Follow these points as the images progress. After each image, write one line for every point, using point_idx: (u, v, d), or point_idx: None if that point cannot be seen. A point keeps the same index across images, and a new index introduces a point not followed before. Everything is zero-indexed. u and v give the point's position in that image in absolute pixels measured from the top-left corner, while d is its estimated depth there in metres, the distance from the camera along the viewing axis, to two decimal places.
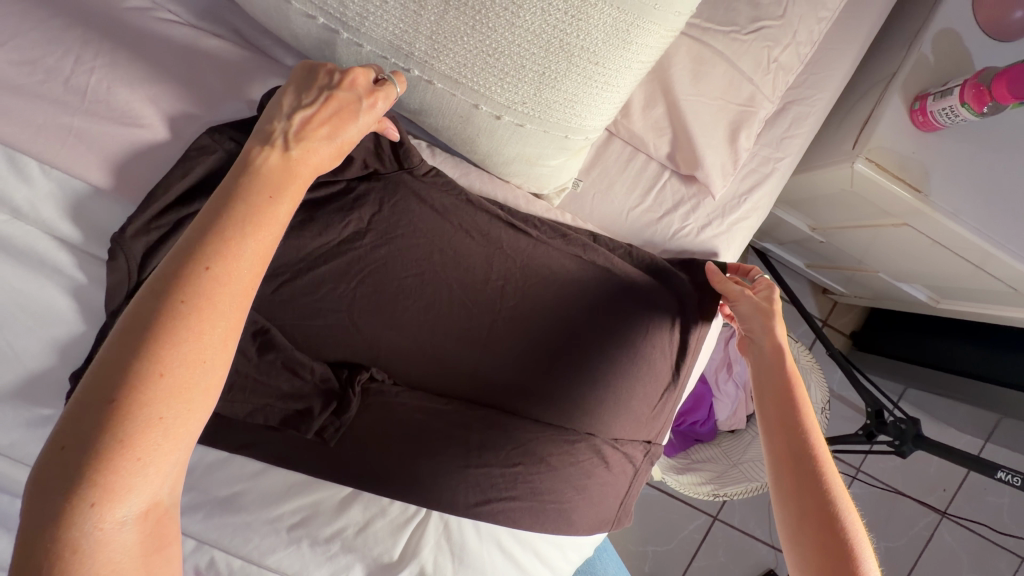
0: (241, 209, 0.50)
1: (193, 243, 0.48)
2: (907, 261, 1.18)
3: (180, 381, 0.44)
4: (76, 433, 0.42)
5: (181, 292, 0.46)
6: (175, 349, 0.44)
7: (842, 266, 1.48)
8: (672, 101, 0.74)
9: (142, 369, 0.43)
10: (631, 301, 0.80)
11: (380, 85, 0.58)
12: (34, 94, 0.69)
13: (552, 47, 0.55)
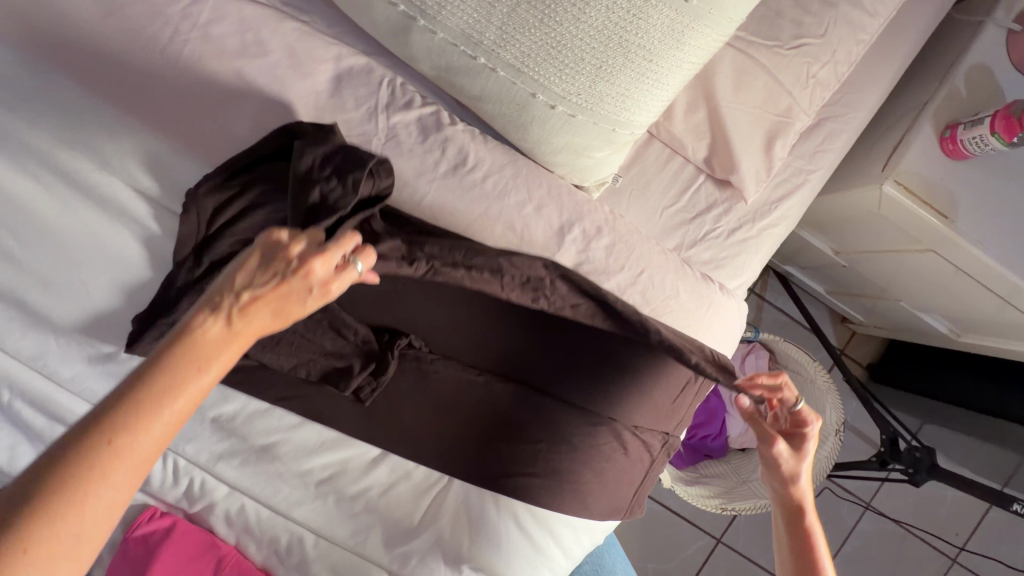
0: (162, 383, 0.48)
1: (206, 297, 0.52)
2: (930, 288, 1.20)
3: (50, 549, 0.42)
4: None
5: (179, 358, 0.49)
6: (46, 530, 0.42)
7: (863, 293, 1.50)
8: (713, 107, 0.79)
9: (8, 535, 0.41)
10: (655, 295, 0.82)
11: (338, 275, 0.55)
12: (132, 57, 0.76)
13: (611, 43, 0.61)
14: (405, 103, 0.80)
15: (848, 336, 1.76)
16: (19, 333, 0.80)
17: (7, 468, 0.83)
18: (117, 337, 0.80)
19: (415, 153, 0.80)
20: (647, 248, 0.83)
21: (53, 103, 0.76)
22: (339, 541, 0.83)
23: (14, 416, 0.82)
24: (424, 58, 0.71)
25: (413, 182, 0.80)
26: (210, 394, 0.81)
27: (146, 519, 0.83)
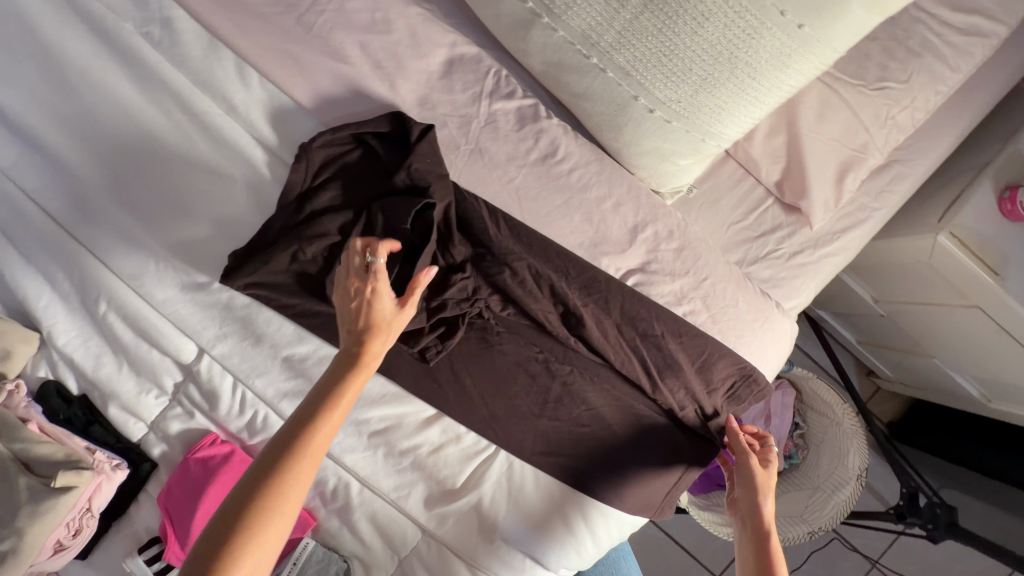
0: (326, 401, 0.63)
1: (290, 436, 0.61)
2: (968, 346, 1.21)
3: (280, 517, 0.58)
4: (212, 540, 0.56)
5: (278, 488, 0.59)
6: (277, 505, 0.58)
7: (896, 346, 1.52)
8: (794, 134, 0.85)
9: (250, 514, 0.57)
10: (717, 303, 0.87)
11: (376, 263, 0.66)
12: (274, 21, 0.84)
13: (720, 58, 0.66)
14: (507, 93, 0.87)
15: (873, 390, 1.76)
16: (122, 252, 0.85)
17: (85, 376, 0.87)
18: (213, 268, 0.85)
19: (510, 139, 0.86)
20: (712, 257, 0.88)
21: (196, 49, 0.83)
22: (382, 493, 0.87)
23: (104, 327, 0.87)
24: (537, 54, 0.78)
25: (504, 165, 0.86)
26: (287, 333, 0.86)
27: (207, 444, 0.86)
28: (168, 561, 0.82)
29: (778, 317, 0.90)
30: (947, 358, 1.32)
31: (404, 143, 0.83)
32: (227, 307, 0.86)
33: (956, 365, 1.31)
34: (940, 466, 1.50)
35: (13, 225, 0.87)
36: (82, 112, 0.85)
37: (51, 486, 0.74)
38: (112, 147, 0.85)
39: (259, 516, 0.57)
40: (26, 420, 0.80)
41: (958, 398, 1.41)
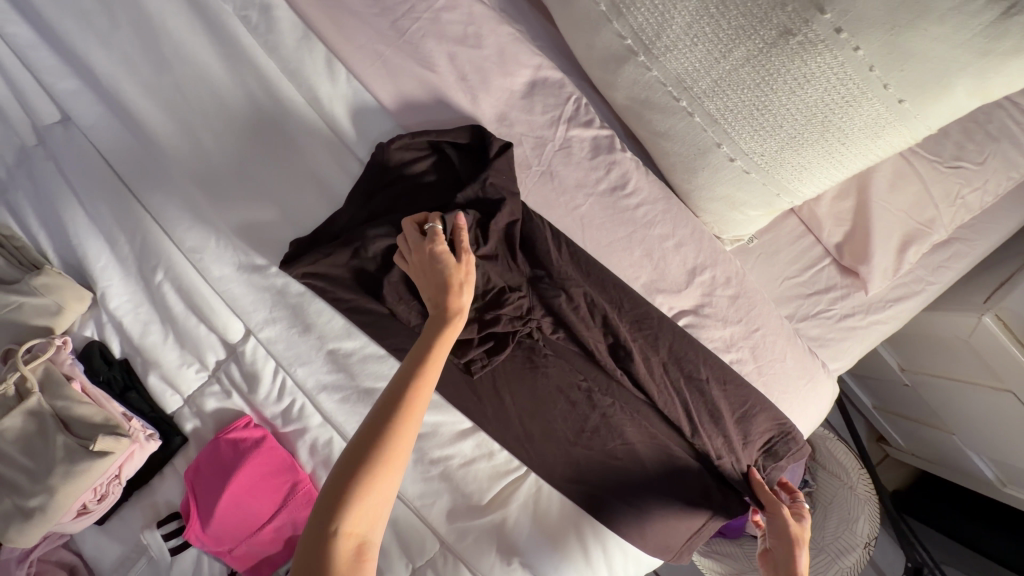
0: (424, 353, 0.63)
1: (394, 394, 0.60)
2: (994, 431, 1.18)
3: (393, 464, 0.57)
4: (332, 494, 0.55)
5: (390, 440, 0.57)
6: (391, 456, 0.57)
7: (914, 416, 1.48)
8: (864, 200, 0.86)
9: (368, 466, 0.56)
10: (764, 355, 0.87)
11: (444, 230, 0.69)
12: (369, 22, 0.86)
13: (814, 119, 0.67)
14: (585, 121, 0.88)
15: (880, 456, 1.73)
16: (186, 224, 0.86)
17: (129, 342, 0.88)
18: (273, 253, 0.86)
19: (582, 166, 0.87)
20: (765, 309, 0.88)
21: (290, 38, 0.85)
22: (407, 499, 0.87)
23: (156, 296, 0.88)
24: (624, 90, 0.79)
25: (572, 191, 0.87)
26: (337, 327, 0.86)
27: (240, 426, 0.86)
28: (186, 539, 0.81)
29: (823, 377, 0.90)
30: (967, 435, 1.28)
31: (481, 156, 0.83)
32: (280, 293, 0.86)
33: (976, 445, 1.27)
34: (941, 541, 1.46)
35: (82, 183, 0.88)
36: (169, 83, 0.86)
37: (88, 449, 0.74)
38: (193, 123, 0.86)
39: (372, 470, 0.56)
40: (70, 377, 0.79)
41: (970, 476, 1.37)
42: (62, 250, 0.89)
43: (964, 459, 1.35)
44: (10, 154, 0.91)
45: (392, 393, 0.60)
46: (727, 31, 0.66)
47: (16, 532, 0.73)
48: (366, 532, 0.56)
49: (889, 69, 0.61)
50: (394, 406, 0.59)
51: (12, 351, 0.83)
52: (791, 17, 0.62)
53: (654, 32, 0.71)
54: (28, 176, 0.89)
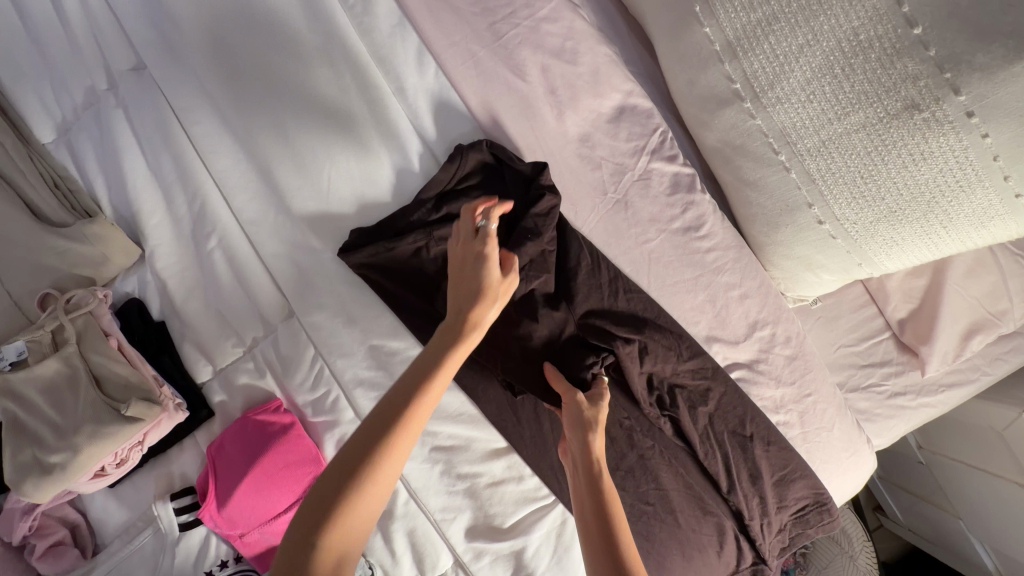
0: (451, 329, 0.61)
1: (404, 393, 0.55)
2: (1005, 529, 1.15)
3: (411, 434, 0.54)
4: (337, 476, 0.51)
5: (383, 458, 0.52)
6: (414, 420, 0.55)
7: (918, 491, 1.43)
8: (938, 281, 0.84)
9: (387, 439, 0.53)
10: (812, 421, 0.85)
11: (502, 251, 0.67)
12: (468, 20, 0.83)
13: (919, 198, 0.66)
14: (668, 156, 0.86)
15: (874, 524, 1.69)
16: (250, 195, 0.85)
17: (170, 305, 0.85)
18: (333, 237, 0.83)
19: (659, 201, 0.85)
20: (821, 374, 0.86)
21: (385, 23, 0.82)
22: (427, 511, 0.83)
23: (206, 263, 0.85)
24: (717, 132, 0.77)
25: (645, 224, 0.84)
26: (387, 324, 0.83)
27: (270, 408, 0.82)
28: (198, 517, 0.78)
29: (866, 452, 0.88)
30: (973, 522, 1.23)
31: (531, 185, 0.80)
32: (332, 280, 0.83)
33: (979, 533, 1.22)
34: None
35: (151, 138, 0.85)
36: (253, 46, 0.81)
37: (119, 412, 0.72)
38: (272, 91, 0.82)
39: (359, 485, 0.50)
40: (107, 334, 0.76)
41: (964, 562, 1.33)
42: (117, 201, 0.87)
43: (964, 545, 1.29)
44: (79, 94, 0.88)
45: (397, 396, 0.55)
46: (848, 95, 0.64)
47: (31, 487, 0.70)
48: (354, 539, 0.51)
49: (1015, 161, 0.59)
50: (394, 415, 0.54)
51: (49, 296, 0.80)
52: (921, 92, 0.60)
53: (768, 81, 0.69)
54: (95, 120, 0.87)
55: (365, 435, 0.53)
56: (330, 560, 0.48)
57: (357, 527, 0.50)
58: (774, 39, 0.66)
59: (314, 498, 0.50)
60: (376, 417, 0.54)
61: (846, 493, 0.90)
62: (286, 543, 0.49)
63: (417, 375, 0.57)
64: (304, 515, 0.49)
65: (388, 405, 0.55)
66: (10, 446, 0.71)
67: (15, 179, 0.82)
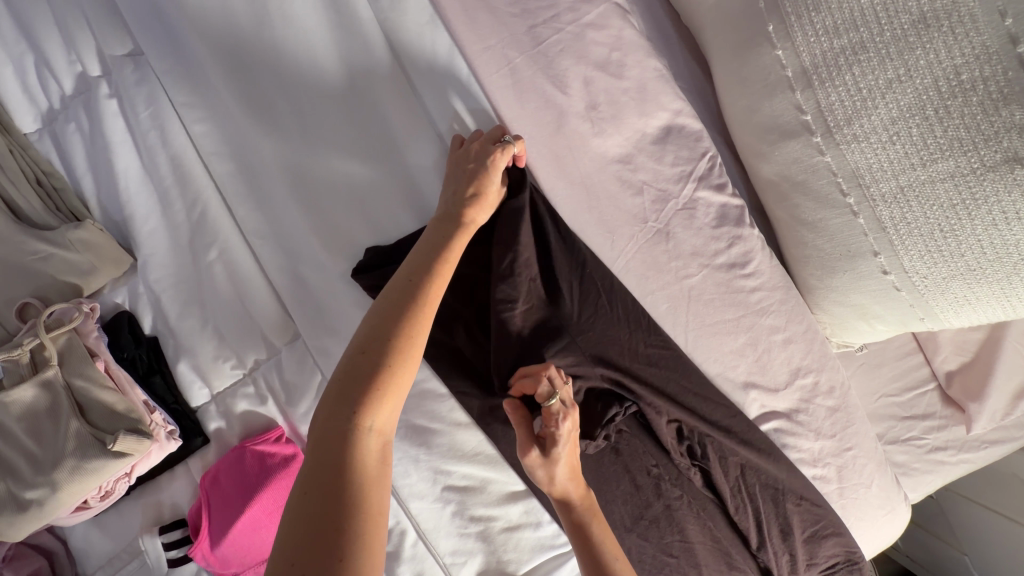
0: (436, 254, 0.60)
1: (398, 309, 0.54)
2: None
3: (412, 353, 0.53)
4: (342, 400, 0.49)
5: (400, 359, 0.52)
6: (411, 342, 0.53)
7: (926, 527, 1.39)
8: (996, 336, 0.78)
9: (389, 355, 0.51)
10: (850, 477, 0.80)
11: (494, 160, 0.66)
12: (506, 21, 0.75)
13: (1006, 258, 0.59)
14: (716, 184, 0.79)
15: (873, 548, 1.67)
16: (256, 203, 0.77)
17: (164, 320, 0.77)
18: (345, 256, 0.76)
19: (703, 233, 0.78)
20: (863, 428, 0.80)
21: (413, 19, 0.73)
22: (436, 553, 0.77)
23: (204, 276, 0.77)
24: (776, 165, 0.70)
25: (686, 258, 0.78)
26: None
27: (271, 438, 0.75)
28: (189, 554, 0.72)
29: (902, 509, 0.83)
30: None
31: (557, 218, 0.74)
32: (343, 302, 0.76)
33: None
34: None
35: (147, 134, 0.77)
36: (264, 36, 0.72)
37: (104, 446, 0.65)
38: (285, 91, 0.74)
39: (379, 393, 0.50)
40: (93, 354, 0.70)
41: None
42: (107, 202, 0.78)
43: None
44: (66, 80, 0.79)
45: (391, 313, 0.54)
46: (938, 140, 0.57)
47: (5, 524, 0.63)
48: (391, 431, 0.51)
49: None
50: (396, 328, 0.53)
51: (29, 306, 0.72)
52: None
53: (845, 116, 0.61)
54: (83, 109, 0.78)
55: (371, 346, 0.52)
56: (379, 438, 0.49)
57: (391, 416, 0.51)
58: (858, 71, 0.59)
59: (335, 411, 0.49)
60: (377, 335, 0.52)
61: (876, 547, 0.86)
62: (313, 453, 0.47)
63: (413, 287, 0.56)
64: (327, 427, 0.48)
65: (385, 316, 0.54)
66: None
67: None
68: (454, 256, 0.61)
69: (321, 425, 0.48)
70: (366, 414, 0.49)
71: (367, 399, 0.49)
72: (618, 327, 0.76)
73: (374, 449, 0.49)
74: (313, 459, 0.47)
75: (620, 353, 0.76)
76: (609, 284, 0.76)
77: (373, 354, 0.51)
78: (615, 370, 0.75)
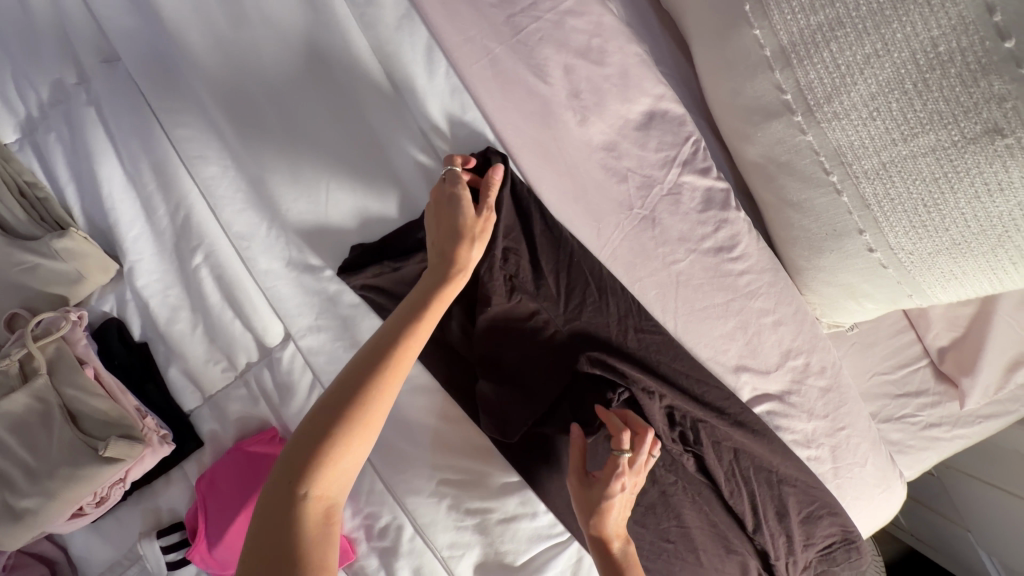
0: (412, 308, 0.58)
1: (362, 372, 0.54)
2: None
3: (370, 415, 0.53)
4: (296, 457, 0.51)
5: (353, 426, 0.52)
6: (371, 404, 0.53)
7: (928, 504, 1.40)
8: (987, 311, 0.78)
9: (346, 417, 0.52)
10: (845, 456, 0.80)
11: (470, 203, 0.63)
12: (484, 10, 0.74)
13: (990, 231, 0.59)
14: (701, 168, 0.78)
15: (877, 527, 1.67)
16: (239, 205, 0.76)
17: (153, 326, 0.77)
18: (332, 255, 0.76)
19: (690, 218, 0.78)
20: (857, 407, 0.80)
21: (390, 14, 0.73)
22: (434, 548, 0.77)
23: (191, 280, 0.77)
24: (760, 146, 0.70)
25: (674, 244, 0.77)
26: None
27: (265, 439, 0.75)
28: (188, 556, 0.72)
29: (898, 487, 0.83)
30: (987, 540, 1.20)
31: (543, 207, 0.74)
32: (331, 301, 0.76)
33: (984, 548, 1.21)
34: None
35: (128, 140, 0.76)
36: (241, 37, 0.72)
37: (97, 453, 0.65)
38: (266, 92, 0.73)
39: (326, 459, 0.51)
40: (83, 361, 0.69)
41: None
42: (91, 210, 0.78)
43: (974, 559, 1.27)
44: (43, 88, 0.78)
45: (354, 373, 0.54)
46: (918, 114, 0.57)
47: (2, 534, 0.64)
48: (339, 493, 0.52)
49: None
50: (353, 392, 0.53)
51: (19, 316, 0.72)
52: (1007, 115, 0.52)
53: (825, 94, 0.61)
54: (63, 118, 0.77)
55: (328, 408, 0.52)
56: (321, 504, 0.51)
57: (338, 481, 0.52)
58: (836, 47, 0.58)
59: (290, 465, 0.51)
60: (339, 394, 0.53)
61: (874, 525, 0.86)
62: (261, 509, 0.50)
63: (380, 346, 0.56)
64: (277, 487, 0.50)
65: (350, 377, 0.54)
66: None
67: None
68: (429, 313, 0.58)
69: (273, 483, 0.51)
70: (306, 482, 0.50)
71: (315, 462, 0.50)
72: (607, 316, 0.76)
73: (319, 510, 0.51)
74: (265, 507, 0.50)
75: (611, 340, 0.76)
76: (597, 274, 0.76)
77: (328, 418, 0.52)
78: (608, 360, 0.75)
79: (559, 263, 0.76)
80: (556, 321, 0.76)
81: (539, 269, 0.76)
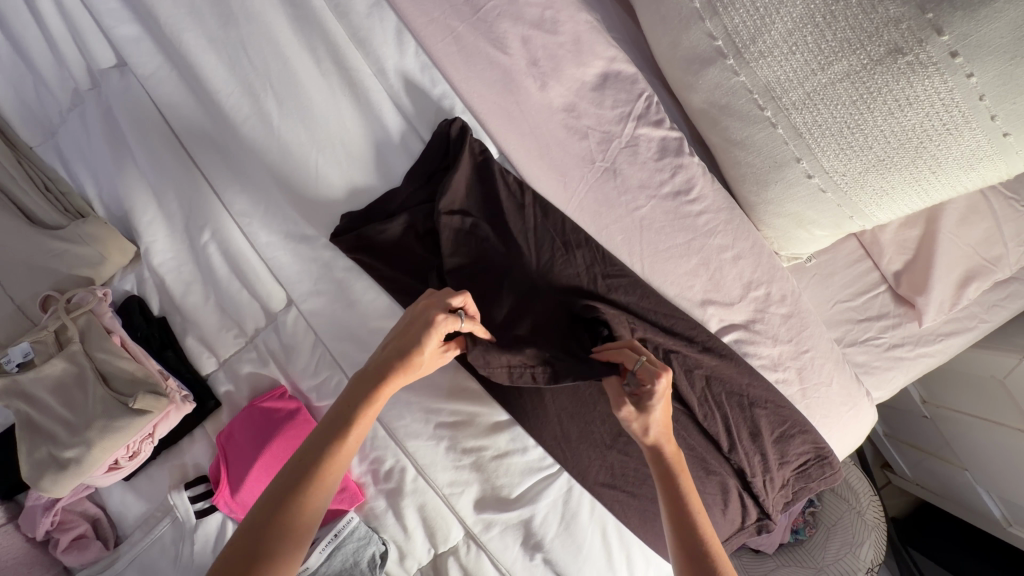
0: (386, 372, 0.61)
1: (338, 426, 0.58)
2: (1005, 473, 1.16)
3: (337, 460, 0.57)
4: (271, 504, 0.54)
5: (287, 533, 0.53)
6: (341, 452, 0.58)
7: (919, 445, 1.43)
8: (931, 231, 0.84)
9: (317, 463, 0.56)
10: (811, 377, 0.86)
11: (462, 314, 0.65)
12: None
13: (908, 144, 0.66)
14: (654, 121, 0.85)
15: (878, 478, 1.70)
16: (237, 186, 0.84)
17: (170, 300, 0.86)
18: (323, 224, 0.83)
19: (647, 167, 0.84)
20: (817, 331, 0.87)
21: (360, 3, 0.81)
22: (436, 486, 0.84)
23: (201, 257, 0.86)
24: (702, 93, 0.76)
25: (635, 191, 0.84)
26: (382, 306, 0.83)
27: (275, 396, 0.83)
28: (214, 504, 0.79)
29: (866, 406, 0.89)
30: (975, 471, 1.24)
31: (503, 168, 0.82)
32: (326, 266, 0.83)
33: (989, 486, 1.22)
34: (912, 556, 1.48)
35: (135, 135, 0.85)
36: (230, 34, 0.81)
37: (128, 406, 0.74)
38: (256, 79, 0.82)
39: (287, 516, 0.53)
40: (110, 331, 0.79)
41: (960, 506, 1.36)
42: (109, 201, 0.88)
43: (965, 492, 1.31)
44: (62, 95, 0.89)
45: (302, 465, 0.56)
46: (831, 43, 0.63)
47: (49, 483, 0.72)
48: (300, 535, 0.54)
49: (1001, 99, 0.60)
50: (300, 489, 0.55)
51: (50, 298, 0.81)
52: (904, 35, 0.59)
53: (749, 36, 0.68)
54: (80, 120, 0.87)
55: (273, 501, 0.54)
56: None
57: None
58: None
59: (265, 506, 0.54)
60: (315, 450, 0.57)
61: (848, 445, 0.91)
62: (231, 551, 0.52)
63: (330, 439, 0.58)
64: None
65: (294, 475, 0.55)
66: (27, 444, 0.73)
67: (5, 185, 0.83)
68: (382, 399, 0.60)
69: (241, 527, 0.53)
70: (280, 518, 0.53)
71: (292, 502, 0.54)
72: (578, 262, 0.81)
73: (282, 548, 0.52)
74: (235, 549, 0.52)
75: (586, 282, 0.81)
76: (566, 225, 0.82)
77: (268, 515, 0.53)
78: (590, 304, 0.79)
79: (532, 221, 0.81)
80: (531, 271, 0.81)
81: (508, 225, 0.81)
